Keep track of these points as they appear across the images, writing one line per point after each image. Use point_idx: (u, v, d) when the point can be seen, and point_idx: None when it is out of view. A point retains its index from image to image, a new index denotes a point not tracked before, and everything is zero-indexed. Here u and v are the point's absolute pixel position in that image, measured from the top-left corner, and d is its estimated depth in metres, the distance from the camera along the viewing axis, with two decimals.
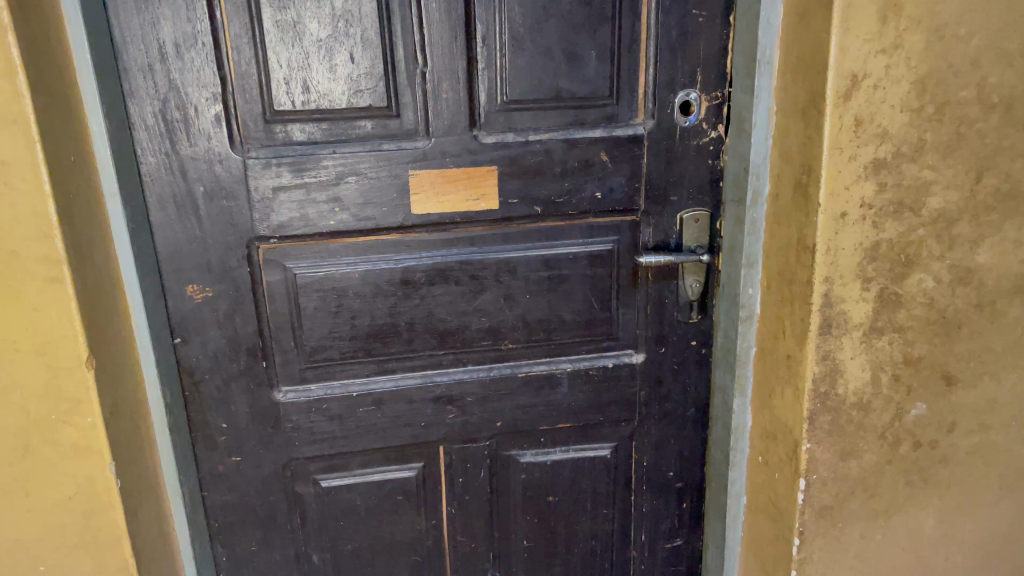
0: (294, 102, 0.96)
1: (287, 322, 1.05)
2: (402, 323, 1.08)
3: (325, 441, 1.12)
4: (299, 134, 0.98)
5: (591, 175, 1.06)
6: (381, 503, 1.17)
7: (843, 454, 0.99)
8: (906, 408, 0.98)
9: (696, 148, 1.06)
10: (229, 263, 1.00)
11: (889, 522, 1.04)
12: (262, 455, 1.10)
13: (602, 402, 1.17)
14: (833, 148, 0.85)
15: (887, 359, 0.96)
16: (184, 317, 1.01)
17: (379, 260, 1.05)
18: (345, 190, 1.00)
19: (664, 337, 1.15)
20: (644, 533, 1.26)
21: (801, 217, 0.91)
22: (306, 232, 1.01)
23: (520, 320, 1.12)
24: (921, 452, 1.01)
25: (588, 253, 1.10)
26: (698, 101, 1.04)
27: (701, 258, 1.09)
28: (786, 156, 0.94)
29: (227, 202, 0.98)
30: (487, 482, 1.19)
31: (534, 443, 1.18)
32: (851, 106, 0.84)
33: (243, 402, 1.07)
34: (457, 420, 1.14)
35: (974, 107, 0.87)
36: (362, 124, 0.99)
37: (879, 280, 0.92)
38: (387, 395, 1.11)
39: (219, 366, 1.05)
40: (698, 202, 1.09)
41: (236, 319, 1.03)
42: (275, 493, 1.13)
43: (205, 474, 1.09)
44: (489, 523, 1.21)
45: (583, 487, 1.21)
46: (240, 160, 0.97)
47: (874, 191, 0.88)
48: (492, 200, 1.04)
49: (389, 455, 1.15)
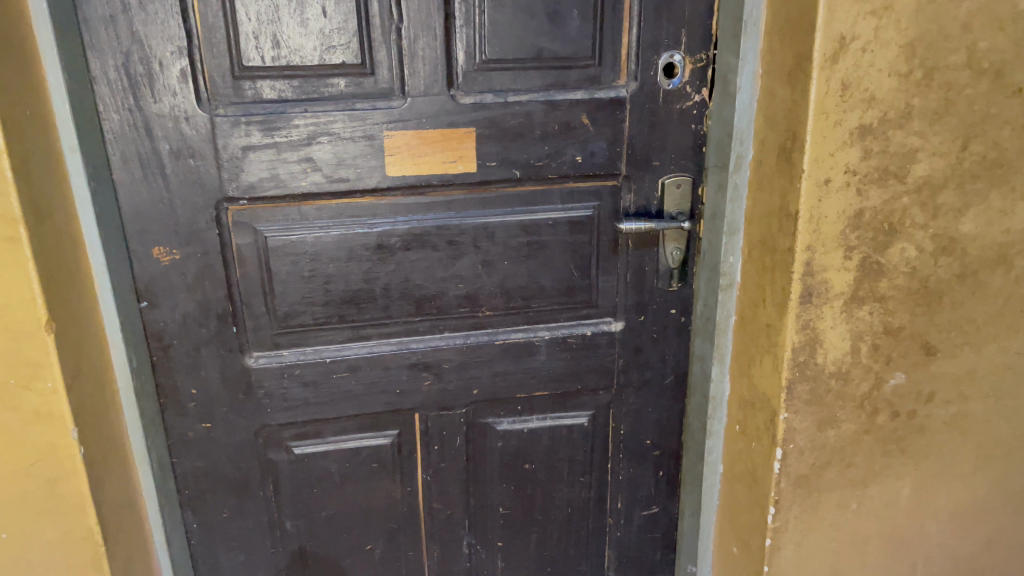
0: (263, 58, 0.93)
1: (258, 287, 1.03)
2: (377, 289, 1.06)
3: (298, 408, 1.10)
4: (269, 91, 0.94)
5: (572, 139, 1.03)
6: (356, 470, 1.15)
7: (821, 424, 0.98)
8: (885, 378, 0.97)
9: (679, 112, 1.04)
10: (197, 225, 0.97)
11: (864, 491, 1.04)
12: (234, 422, 1.09)
13: (581, 370, 1.16)
14: (819, 113, 0.84)
15: (867, 329, 0.94)
16: (151, 280, 0.98)
17: (353, 224, 1.02)
18: (318, 150, 0.97)
19: (644, 305, 1.13)
20: (621, 501, 1.26)
21: (787, 185, 0.90)
22: (277, 194, 0.98)
23: (498, 286, 1.09)
24: (899, 422, 1.00)
25: (568, 218, 1.07)
26: (682, 63, 1.01)
27: (682, 225, 1.07)
28: (771, 121, 0.91)
29: (194, 161, 0.95)
30: (463, 449, 1.17)
31: (511, 410, 1.17)
32: (838, 69, 0.82)
33: (214, 368, 1.05)
34: (433, 387, 1.12)
35: (963, 72, 0.85)
36: (335, 82, 0.95)
37: (862, 249, 0.90)
38: (361, 362, 1.09)
39: (188, 331, 1.02)
40: (681, 167, 1.07)
41: (205, 283, 1.00)
42: (247, 460, 1.11)
43: (175, 440, 1.07)
44: (465, 491, 1.20)
45: (561, 455, 1.21)
46: (207, 118, 0.93)
47: (859, 157, 0.86)
48: (470, 163, 1.01)
49: (364, 422, 1.13)
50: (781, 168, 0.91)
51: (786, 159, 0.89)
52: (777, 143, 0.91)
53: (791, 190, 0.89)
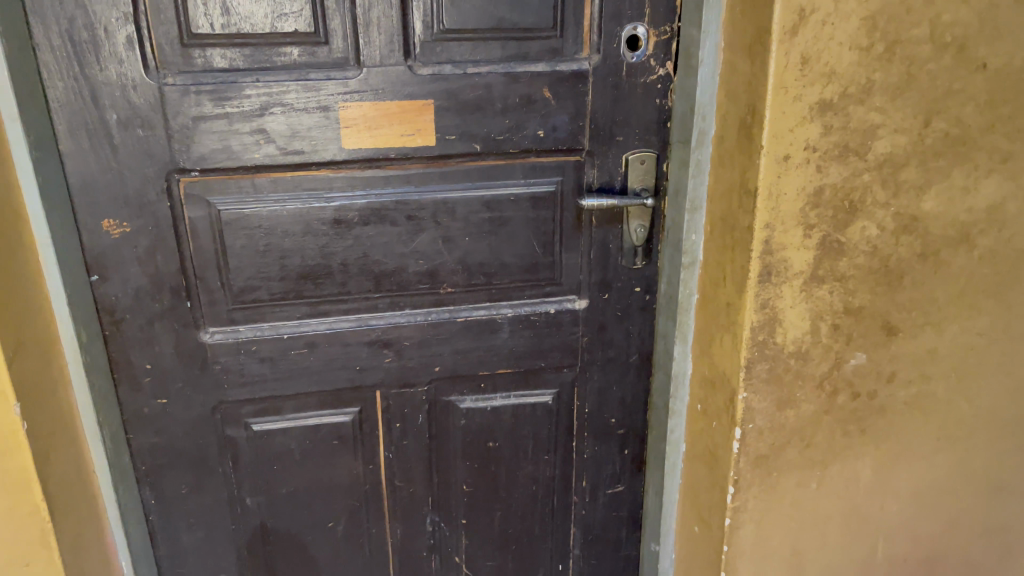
0: (213, 25, 0.90)
1: (212, 260, 1.01)
2: (335, 264, 1.04)
3: (256, 384, 1.09)
4: (219, 60, 0.92)
5: (534, 112, 1.01)
6: (316, 447, 1.14)
7: (780, 404, 0.97)
8: (846, 358, 0.96)
9: (643, 86, 1.02)
10: (148, 196, 0.96)
11: (824, 472, 1.03)
12: (190, 397, 1.07)
13: (544, 348, 1.15)
14: (778, 87, 0.82)
15: (827, 309, 0.93)
16: (101, 252, 0.97)
17: (309, 198, 1.00)
18: (270, 121, 0.95)
19: (608, 283, 1.12)
20: (586, 479, 1.25)
21: (747, 162, 0.88)
22: (230, 165, 0.96)
23: (459, 263, 1.08)
24: (859, 403, 0.99)
25: (530, 194, 1.06)
26: (646, 35, 0.99)
27: (645, 202, 1.05)
28: (731, 96, 0.90)
29: (143, 131, 0.93)
30: (425, 427, 1.16)
31: (474, 388, 1.16)
32: (797, 42, 0.81)
33: (168, 343, 1.04)
34: (394, 364, 1.11)
35: (925, 47, 0.83)
36: (287, 51, 0.93)
37: (822, 227, 0.89)
38: (320, 338, 1.08)
39: (141, 305, 1.01)
40: (646, 142, 1.05)
41: (157, 256, 0.99)
42: (205, 436, 1.10)
43: (129, 415, 1.06)
44: (427, 468, 1.19)
45: (524, 433, 1.20)
46: (156, 87, 0.91)
47: (819, 133, 0.85)
48: (429, 137, 1.00)
49: (324, 399, 1.12)
50: (741, 145, 0.89)
51: (746, 135, 0.88)
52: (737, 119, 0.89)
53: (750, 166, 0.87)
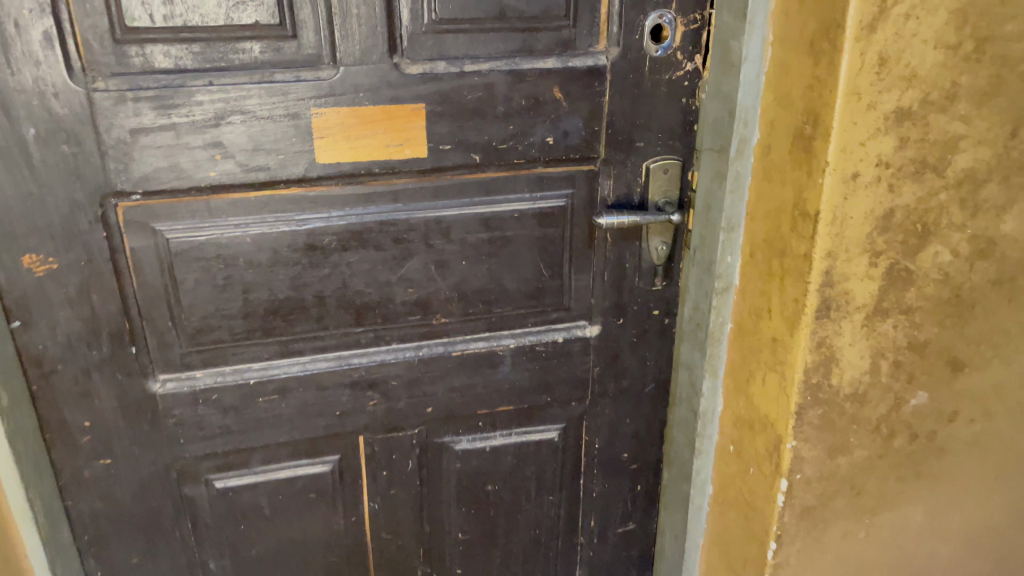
0: (153, 16, 0.73)
1: (161, 298, 0.85)
2: (309, 297, 0.88)
3: (218, 436, 0.93)
4: (162, 58, 0.75)
5: (542, 116, 0.86)
6: (291, 502, 0.99)
7: (831, 451, 0.85)
8: (905, 398, 0.84)
9: (668, 83, 0.87)
10: (78, 226, 0.78)
11: (873, 519, 0.91)
12: (140, 455, 0.91)
13: (550, 381, 1.01)
14: (850, 93, 0.68)
15: (889, 345, 0.81)
16: (23, 294, 0.80)
17: (277, 221, 0.84)
18: (228, 132, 0.79)
19: (623, 307, 0.99)
20: (594, 519, 1.12)
21: (804, 178, 0.75)
22: (179, 186, 0.80)
23: (454, 290, 0.93)
24: (916, 445, 0.88)
25: (537, 211, 0.91)
26: (673, 24, 0.84)
27: (670, 218, 0.91)
28: (783, 99, 0.76)
29: (69, 148, 0.75)
30: (415, 473, 1.02)
31: (470, 427, 1.02)
32: (876, 40, 0.67)
33: (110, 395, 0.87)
34: (380, 407, 0.96)
35: (1019, 44, 0.70)
36: (246, 47, 0.76)
37: (890, 255, 0.76)
38: (293, 382, 0.92)
39: (75, 354, 0.84)
40: (670, 148, 0.90)
41: (92, 296, 0.82)
42: (158, 498, 0.94)
43: (67, 480, 0.89)
44: (418, 518, 1.05)
45: (527, 474, 1.06)
46: (83, 93, 0.74)
47: (894, 147, 0.71)
48: (419, 147, 0.84)
49: (298, 448, 0.97)
50: (795, 157, 0.75)
51: (804, 147, 0.74)
52: (791, 126, 0.75)
53: (808, 184, 0.74)
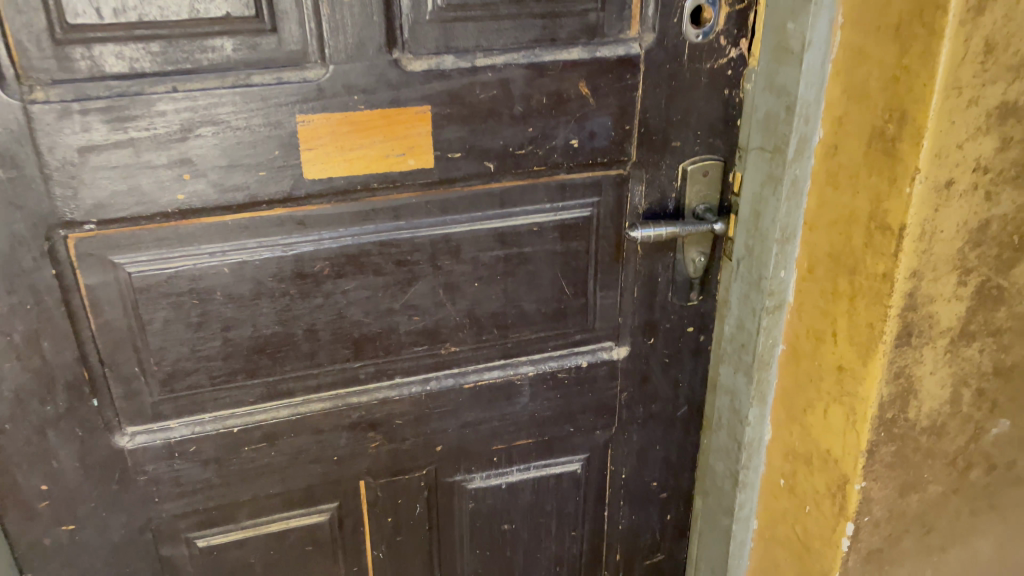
0: (100, 10, 0.59)
1: (125, 342, 0.72)
2: (299, 332, 0.76)
3: (199, 492, 0.81)
4: (113, 61, 0.61)
5: (565, 115, 0.74)
6: (284, 557, 0.87)
7: (904, 490, 0.75)
8: (985, 427, 0.75)
9: (709, 74, 0.76)
10: (20, 264, 0.65)
11: (943, 557, 0.82)
12: (108, 519, 0.79)
13: (573, 409, 0.90)
14: (949, 87, 0.57)
15: (973, 371, 0.71)
16: None
17: (259, 247, 0.72)
18: (197, 147, 0.66)
19: (654, 324, 0.88)
20: (619, 552, 1.01)
21: (881, 187, 0.64)
22: (141, 212, 0.67)
23: (466, 315, 0.81)
24: (993, 476, 0.78)
25: (558, 223, 0.79)
26: (716, 5, 0.72)
27: (710, 228, 0.80)
28: (856, 94, 0.64)
29: (4, 172, 0.62)
30: (424, 516, 0.90)
31: (485, 464, 0.90)
32: (983, 23, 0.56)
33: (70, 454, 0.74)
34: (383, 449, 0.85)
35: None
36: (216, 45, 0.63)
37: (980, 271, 0.66)
38: (283, 427, 0.80)
39: (25, 411, 0.71)
40: (709, 147, 0.79)
41: (42, 344, 0.69)
42: (131, 563, 0.82)
43: (22, 552, 0.77)
44: (427, 565, 0.94)
45: (547, 510, 0.95)
46: (18, 106, 0.60)
47: (994, 148, 0.61)
48: (425, 157, 0.72)
49: (291, 498, 0.84)
50: (869, 161, 0.64)
51: (881, 150, 0.63)
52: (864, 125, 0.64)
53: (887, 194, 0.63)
